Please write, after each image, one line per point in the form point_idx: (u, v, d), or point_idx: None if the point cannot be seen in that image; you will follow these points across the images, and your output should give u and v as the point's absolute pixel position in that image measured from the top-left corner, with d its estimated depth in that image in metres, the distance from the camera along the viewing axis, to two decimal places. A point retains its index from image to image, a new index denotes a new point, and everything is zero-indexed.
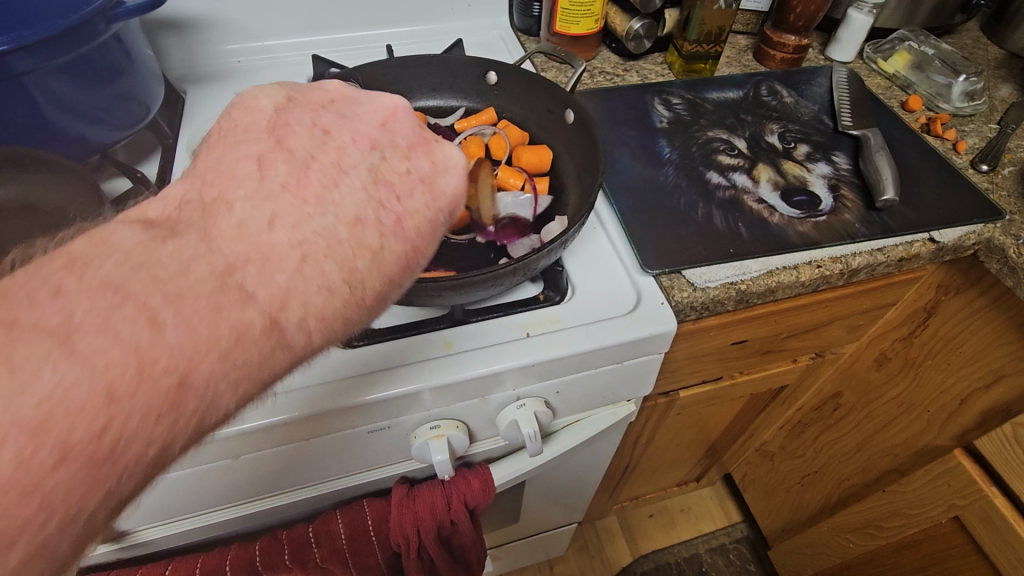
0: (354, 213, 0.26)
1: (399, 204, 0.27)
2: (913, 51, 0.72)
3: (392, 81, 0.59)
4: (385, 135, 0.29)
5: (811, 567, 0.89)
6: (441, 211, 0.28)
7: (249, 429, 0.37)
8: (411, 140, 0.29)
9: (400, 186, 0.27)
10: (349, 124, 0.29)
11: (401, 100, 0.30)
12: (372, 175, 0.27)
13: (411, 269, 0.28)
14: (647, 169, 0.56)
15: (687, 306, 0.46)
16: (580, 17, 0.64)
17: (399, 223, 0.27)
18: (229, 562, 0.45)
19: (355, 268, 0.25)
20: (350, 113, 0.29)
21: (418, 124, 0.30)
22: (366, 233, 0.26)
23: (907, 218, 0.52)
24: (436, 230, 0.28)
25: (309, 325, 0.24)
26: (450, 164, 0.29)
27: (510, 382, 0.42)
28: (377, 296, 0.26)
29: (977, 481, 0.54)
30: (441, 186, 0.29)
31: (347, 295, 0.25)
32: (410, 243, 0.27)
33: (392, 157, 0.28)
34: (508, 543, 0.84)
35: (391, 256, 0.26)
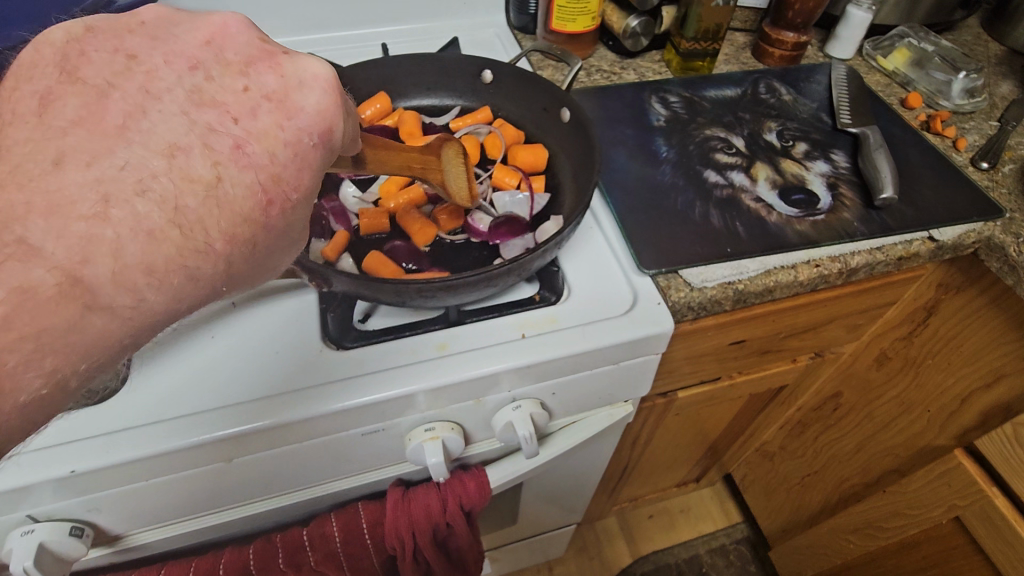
0: (170, 141, 0.24)
1: (237, 125, 0.25)
2: (913, 48, 0.71)
3: (387, 79, 0.58)
4: (214, 52, 0.26)
5: (811, 568, 0.88)
6: (302, 126, 0.26)
7: (241, 432, 0.37)
8: (248, 53, 0.26)
9: (235, 104, 0.25)
10: (163, 43, 0.26)
11: (233, 14, 0.27)
12: (192, 96, 0.25)
13: (279, 207, 0.26)
14: (644, 167, 0.55)
15: (684, 306, 0.45)
16: (576, 15, 0.63)
17: (239, 149, 0.25)
18: (224, 565, 0.45)
19: (183, 205, 0.24)
20: (169, 32, 0.26)
21: (261, 34, 0.27)
22: (190, 162, 0.24)
23: (906, 216, 0.52)
24: (301, 152, 0.26)
25: (132, 281, 0.23)
26: (309, 77, 0.26)
27: (505, 384, 0.42)
28: (229, 238, 0.25)
29: (977, 481, 0.54)
30: (296, 100, 0.26)
31: (178, 238, 0.23)
32: (263, 171, 0.25)
33: (218, 74, 0.26)
34: (507, 545, 0.84)
35: (237, 189, 0.25)
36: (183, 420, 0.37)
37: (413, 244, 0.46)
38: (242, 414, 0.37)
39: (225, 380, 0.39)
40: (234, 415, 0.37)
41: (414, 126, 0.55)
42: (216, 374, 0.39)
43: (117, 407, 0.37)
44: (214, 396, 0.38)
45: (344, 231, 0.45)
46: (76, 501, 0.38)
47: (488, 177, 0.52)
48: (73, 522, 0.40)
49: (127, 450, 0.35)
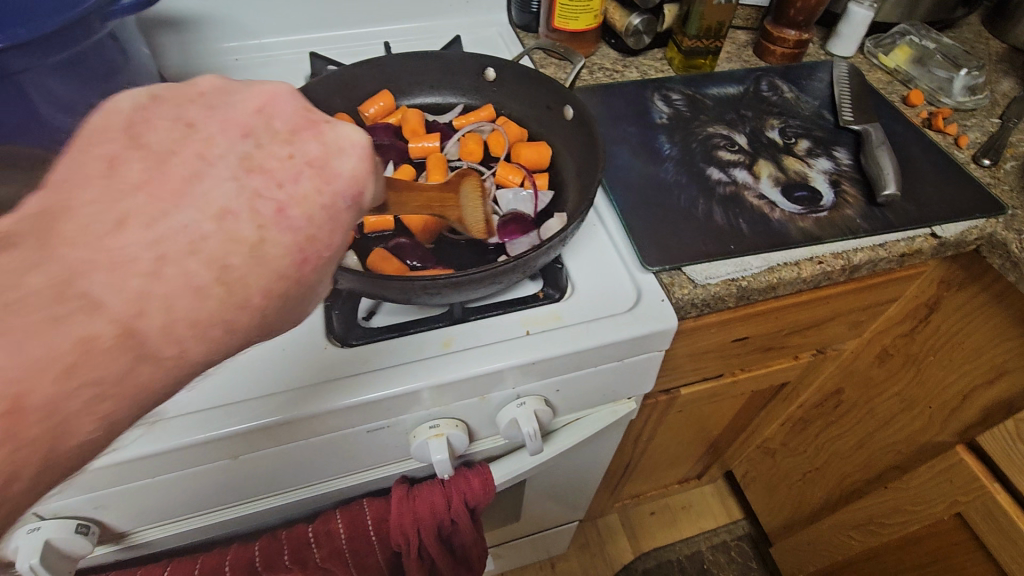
0: (220, 205, 0.21)
1: (282, 190, 0.23)
2: (914, 46, 0.71)
3: (391, 77, 0.59)
4: (263, 122, 0.24)
5: (812, 564, 0.89)
6: (339, 194, 0.24)
7: (247, 429, 0.37)
8: (294, 123, 0.24)
9: (280, 170, 0.23)
10: (220, 111, 0.24)
11: (282, 85, 0.25)
12: (243, 163, 0.22)
13: (314, 266, 0.23)
14: (647, 165, 0.55)
15: (688, 303, 0.45)
16: (578, 13, 0.63)
17: (281, 212, 0.22)
18: (229, 562, 0.45)
19: (228, 264, 0.21)
20: (223, 101, 0.24)
21: (304, 104, 0.25)
22: (239, 226, 0.21)
23: (908, 213, 0.52)
24: (336, 216, 0.24)
25: (180, 334, 0.21)
26: (346, 142, 0.25)
27: (510, 381, 0.42)
28: (267, 294, 0.22)
29: (979, 477, 0.54)
30: (336, 166, 0.24)
31: (224, 295, 0.21)
32: (300, 233, 0.23)
33: (268, 141, 0.23)
34: (510, 542, 0.84)
35: (276, 251, 0.22)
36: (189, 418, 0.37)
37: (416, 240, 0.46)
38: (248, 411, 0.37)
39: (230, 377, 0.39)
40: (241, 412, 0.37)
41: (418, 123, 0.55)
42: (222, 371, 0.39)
43: None
44: (220, 394, 0.38)
45: None
46: (81, 498, 0.38)
47: (492, 174, 0.52)
48: (80, 520, 0.40)
49: (134, 446, 0.36)
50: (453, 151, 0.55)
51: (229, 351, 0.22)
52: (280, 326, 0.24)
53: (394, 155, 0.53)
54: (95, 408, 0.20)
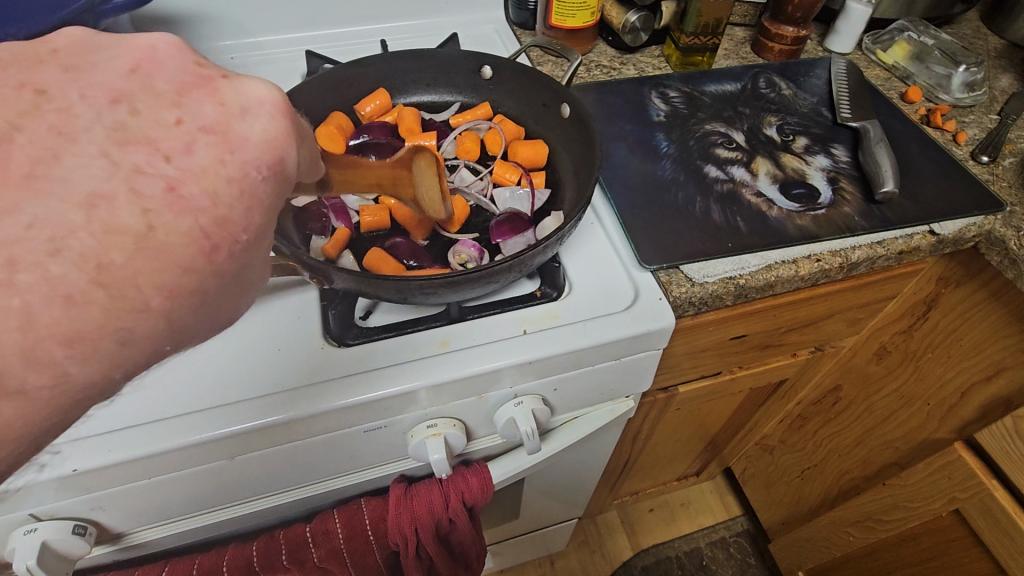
0: (89, 190, 0.20)
1: (170, 165, 0.21)
2: (912, 41, 0.71)
3: (388, 75, 0.58)
4: (144, 85, 0.22)
5: (810, 560, 0.89)
6: (244, 162, 0.23)
7: (243, 429, 0.37)
8: (184, 84, 0.23)
9: (168, 140, 0.21)
10: (85, 77, 0.22)
11: (163, 52, 0.23)
12: (115, 136, 0.21)
13: (228, 253, 0.22)
14: (644, 163, 0.55)
15: (685, 301, 0.45)
16: (575, 10, 0.63)
17: (172, 192, 0.21)
18: (227, 562, 0.45)
19: (108, 262, 0.20)
20: (92, 65, 0.22)
21: (198, 61, 0.24)
22: (118, 212, 0.20)
23: (906, 210, 0.52)
24: (247, 187, 0.23)
25: (51, 356, 0.19)
26: (252, 103, 0.23)
27: (507, 380, 0.42)
28: (169, 293, 0.21)
29: (976, 474, 0.54)
30: (240, 130, 0.23)
31: (106, 301, 0.20)
32: (201, 212, 0.21)
33: (152, 110, 0.22)
34: (509, 539, 0.84)
35: (172, 238, 0.21)
36: (186, 418, 0.37)
37: (412, 239, 0.46)
38: (244, 412, 0.37)
39: (228, 377, 0.39)
40: (240, 412, 0.37)
41: (413, 121, 0.55)
42: (222, 372, 0.39)
43: (127, 404, 0.37)
44: (216, 395, 0.38)
45: (344, 229, 0.45)
46: (79, 499, 0.38)
47: (489, 173, 0.52)
48: (77, 521, 0.40)
49: (135, 445, 0.36)
50: (451, 149, 0.54)
51: (124, 367, 0.21)
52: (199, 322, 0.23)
53: (390, 153, 0.52)
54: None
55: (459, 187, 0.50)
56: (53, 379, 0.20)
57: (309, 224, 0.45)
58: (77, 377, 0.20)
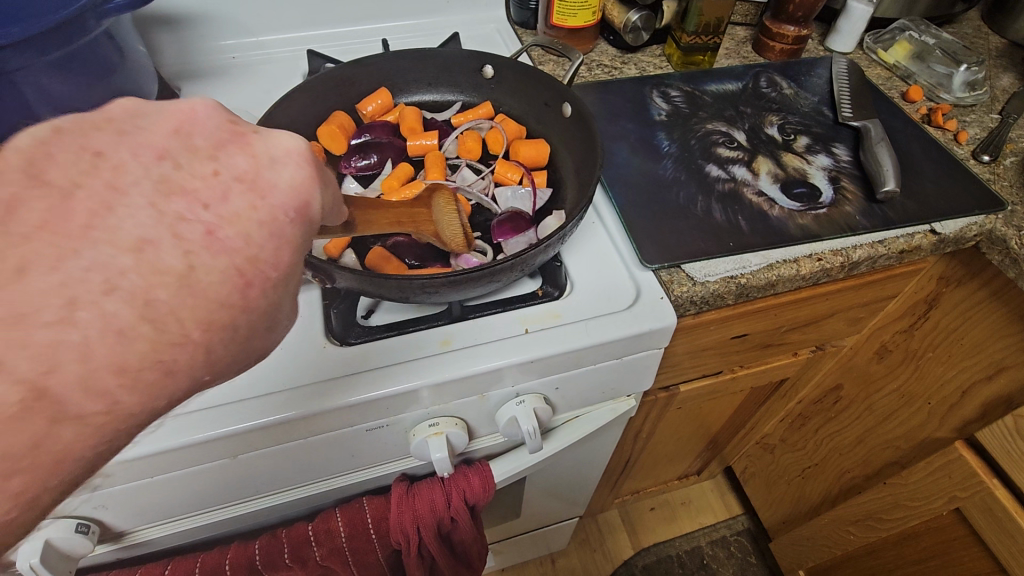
0: (137, 237, 0.20)
1: (209, 212, 0.21)
2: (913, 41, 0.71)
3: (390, 75, 0.58)
4: (181, 140, 0.22)
5: (811, 559, 0.89)
6: (277, 209, 0.23)
7: (246, 428, 0.37)
8: (216, 137, 0.22)
9: (206, 189, 0.21)
10: (131, 136, 0.21)
11: (200, 102, 0.23)
12: (159, 188, 0.21)
13: (259, 288, 0.23)
14: (646, 162, 0.55)
15: (687, 300, 0.45)
16: (576, 9, 0.63)
17: (211, 236, 0.21)
18: (230, 560, 0.45)
19: (154, 299, 0.20)
20: (134, 125, 0.21)
21: (228, 116, 0.24)
22: (162, 257, 0.20)
23: (907, 209, 0.52)
24: (277, 230, 0.23)
25: (106, 385, 0.19)
26: (280, 153, 0.23)
27: (509, 378, 0.42)
28: (206, 326, 0.21)
29: (977, 473, 0.54)
30: (269, 178, 0.23)
31: (152, 334, 0.20)
32: (239, 254, 0.22)
33: (189, 160, 0.22)
34: (510, 538, 0.84)
35: (209, 278, 0.21)
36: (189, 417, 0.37)
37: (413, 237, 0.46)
38: (247, 411, 0.37)
39: (231, 377, 0.39)
40: (244, 411, 0.37)
41: (415, 121, 0.55)
42: None
43: None
44: (218, 395, 0.38)
45: None
46: (82, 498, 0.38)
47: (490, 172, 0.52)
48: (80, 520, 0.40)
49: (138, 445, 0.36)
50: (452, 148, 0.54)
51: (164, 398, 0.21)
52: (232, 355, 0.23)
53: (392, 153, 0.53)
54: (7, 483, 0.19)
55: (460, 187, 0.51)
56: (106, 405, 0.20)
57: None
58: (127, 405, 0.20)
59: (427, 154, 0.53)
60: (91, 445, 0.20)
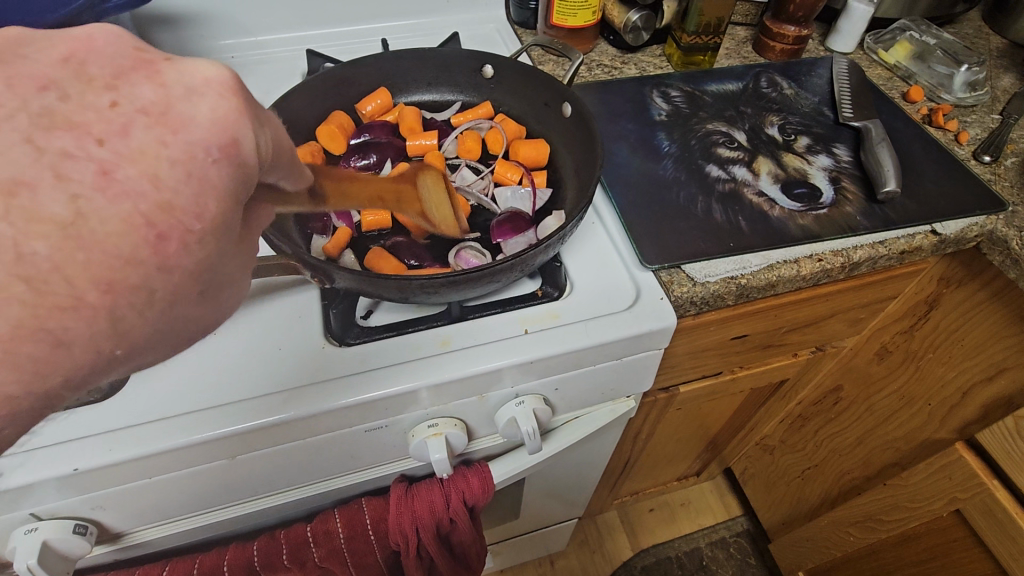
0: (9, 176, 0.17)
1: (104, 148, 0.18)
2: (914, 41, 0.71)
3: (389, 74, 0.58)
4: (72, 70, 0.19)
5: (810, 560, 0.89)
6: (194, 145, 0.20)
7: (244, 428, 0.37)
8: (117, 66, 0.19)
9: (100, 122, 0.18)
10: (12, 66, 0.18)
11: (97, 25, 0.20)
12: (37, 121, 0.18)
13: (177, 241, 0.20)
14: (646, 162, 0.55)
15: (687, 301, 0.45)
16: (576, 9, 0.63)
17: (107, 175, 0.18)
18: (228, 562, 0.45)
19: (31, 252, 0.17)
20: (17, 52, 0.19)
21: (137, 43, 0.21)
22: (42, 201, 0.17)
23: (908, 210, 0.52)
24: (194, 171, 0.20)
25: (2, 351, 0.17)
26: (199, 84, 0.20)
27: (508, 379, 0.42)
28: (104, 286, 0.19)
29: (978, 474, 0.54)
30: (183, 111, 0.20)
31: (32, 295, 0.17)
32: (146, 198, 0.19)
33: (83, 94, 0.18)
34: (510, 539, 0.84)
35: (108, 227, 0.18)
36: (187, 418, 0.37)
37: (412, 238, 0.46)
38: (245, 412, 0.37)
39: (230, 377, 0.39)
40: (242, 411, 0.37)
41: (415, 120, 0.54)
42: (225, 371, 0.39)
43: (126, 405, 0.37)
44: (216, 395, 0.38)
45: (346, 229, 0.45)
46: (79, 498, 0.38)
47: (490, 172, 0.52)
48: (77, 520, 0.40)
49: (135, 446, 0.35)
50: (452, 148, 0.54)
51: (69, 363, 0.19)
52: (157, 323, 0.21)
53: (392, 152, 0.53)
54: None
55: (460, 187, 0.51)
56: (2, 377, 0.18)
57: (311, 223, 0.45)
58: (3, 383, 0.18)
59: (427, 154, 0.53)
60: None
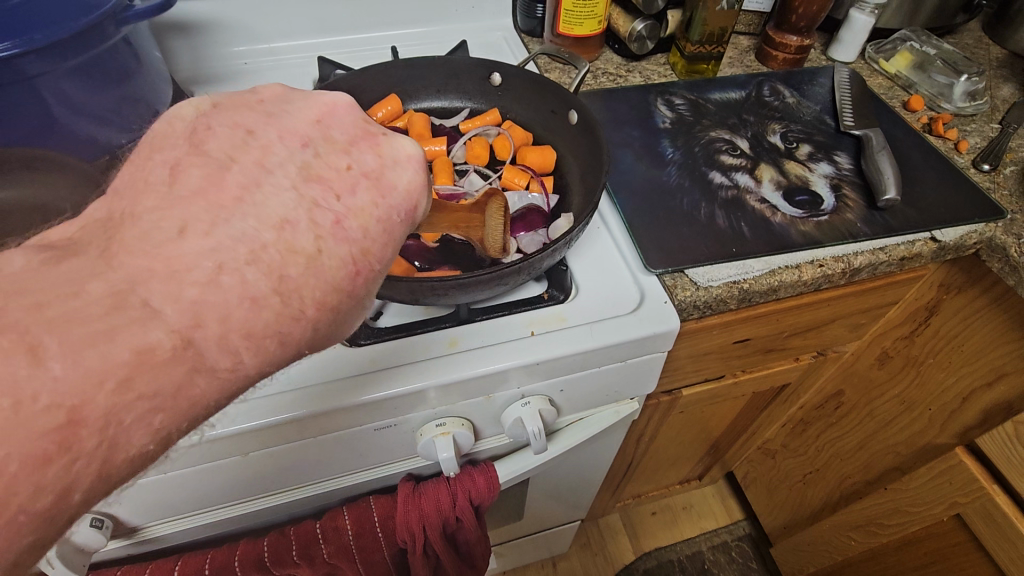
0: (281, 215, 0.22)
1: (339, 202, 0.23)
2: (914, 51, 0.72)
3: (401, 82, 0.60)
4: (322, 132, 0.25)
5: (811, 564, 0.89)
6: (393, 209, 0.25)
7: (260, 426, 0.38)
8: (352, 136, 0.25)
9: (337, 181, 0.24)
10: (277, 120, 0.24)
11: (342, 96, 0.26)
12: (301, 173, 0.23)
13: (365, 278, 0.24)
14: (650, 169, 0.56)
15: (690, 305, 0.46)
16: (583, 18, 0.64)
17: (338, 225, 0.23)
18: (239, 558, 0.46)
19: (286, 275, 0.22)
20: (281, 109, 0.25)
21: (363, 115, 0.26)
22: (297, 236, 0.22)
23: (908, 217, 0.53)
24: (389, 229, 0.25)
25: (235, 346, 0.21)
26: (401, 156, 0.25)
27: (514, 381, 0.43)
28: (320, 306, 0.23)
29: (978, 479, 0.54)
30: (391, 179, 0.25)
31: (278, 306, 0.22)
32: (355, 246, 0.23)
33: (328, 151, 0.24)
34: (513, 540, 0.85)
35: (332, 262, 0.23)
36: None
37: (423, 243, 0.47)
38: (260, 409, 0.38)
39: None
40: (256, 409, 0.38)
41: (424, 127, 0.56)
42: None
43: None
44: None
45: None
46: None
47: (498, 178, 0.53)
48: (94, 514, 0.40)
49: None
50: (461, 154, 0.56)
51: (277, 363, 0.23)
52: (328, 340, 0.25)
53: None
54: (150, 416, 0.20)
55: (471, 192, 0.52)
56: (232, 364, 0.21)
57: None
58: (248, 366, 0.22)
59: (436, 160, 0.54)
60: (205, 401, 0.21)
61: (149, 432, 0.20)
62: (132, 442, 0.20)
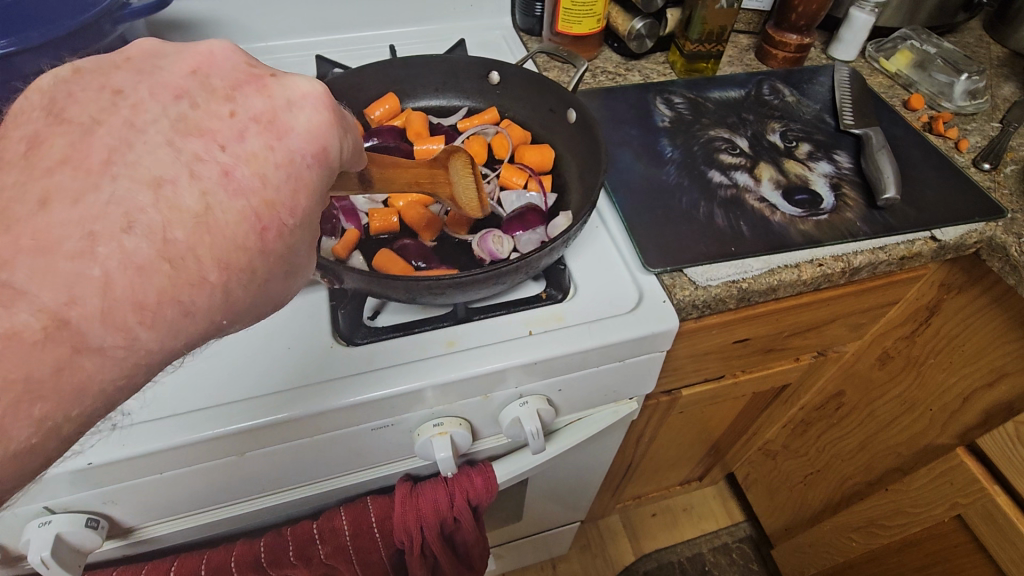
0: (156, 174, 0.23)
1: (224, 150, 0.24)
2: (915, 50, 0.72)
3: (398, 80, 0.59)
4: (198, 81, 0.25)
5: (812, 566, 0.89)
6: (293, 152, 0.26)
7: (254, 426, 0.38)
8: (233, 80, 0.26)
9: (223, 130, 0.24)
10: (150, 77, 0.25)
11: (215, 43, 0.27)
12: (176, 126, 0.24)
13: (278, 233, 0.26)
14: (649, 168, 0.56)
15: (688, 304, 0.46)
16: (581, 17, 0.64)
17: (227, 175, 0.24)
18: (235, 558, 0.46)
19: (172, 238, 0.23)
20: (153, 65, 0.26)
21: (246, 59, 0.27)
22: (179, 195, 0.23)
23: (908, 216, 0.53)
24: (293, 172, 0.26)
25: (125, 320, 0.22)
26: (296, 96, 0.26)
27: (512, 379, 0.43)
28: (223, 267, 0.24)
29: (980, 480, 0.54)
30: (286, 120, 0.26)
31: (169, 272, 0.23)
32: (253, 196, 0.25)
33: (204, 98, 0.25)
34: (510, 542, 0.84)
35: (226, 215, 0.24)
36: (199, 414, 0.38)
37: (420, 240, 0.47)
38: (255, 409, 0.38)
39: (237, 374, 0.40)
40: (252, 409, 0.38)
41: (422, 126, 0.56)
42: (233, 366, 0.40)
43: (138, 401, 0.38)
44: (227, 389, 0.39)
45: (355, 230, 0.46)
46: (90, 493, 0.38)
47: (496, 176, 0.53)
48: (89, 514, 0.40)
49: (146, 442, 0.36)
50: None
51: (181, 337, 0.24)
52: (246, 302, 0.26)
53: (399, 157, 0.53)
54: (28, 406, 0.21)
55: None
56: (125, 340, 0.23)
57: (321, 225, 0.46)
58: (146, 342, 0.23)
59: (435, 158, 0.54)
60: (108, 377, 0.23)
61: (29, 425, 0.22)
62: (11, 433, 0.21)
